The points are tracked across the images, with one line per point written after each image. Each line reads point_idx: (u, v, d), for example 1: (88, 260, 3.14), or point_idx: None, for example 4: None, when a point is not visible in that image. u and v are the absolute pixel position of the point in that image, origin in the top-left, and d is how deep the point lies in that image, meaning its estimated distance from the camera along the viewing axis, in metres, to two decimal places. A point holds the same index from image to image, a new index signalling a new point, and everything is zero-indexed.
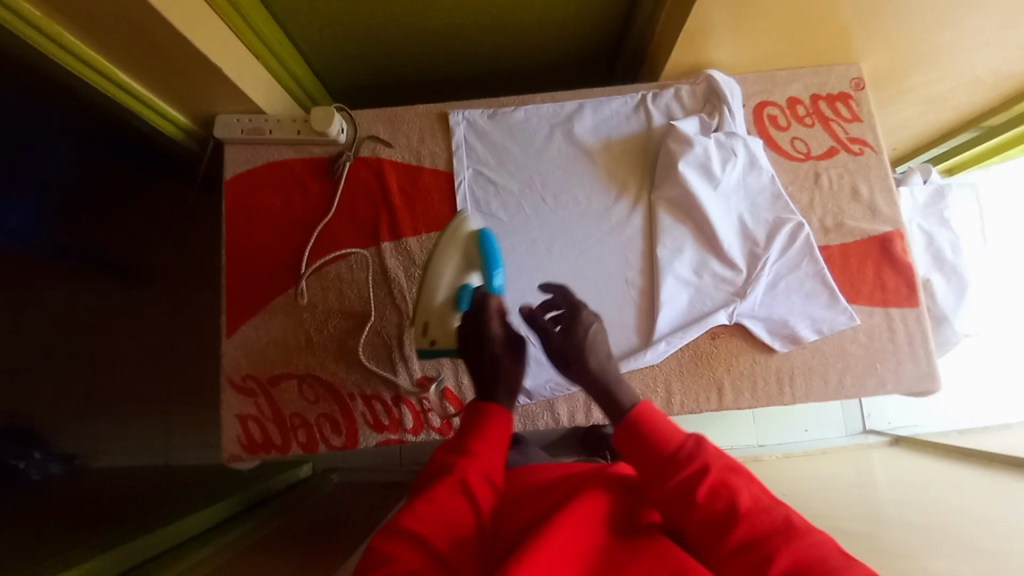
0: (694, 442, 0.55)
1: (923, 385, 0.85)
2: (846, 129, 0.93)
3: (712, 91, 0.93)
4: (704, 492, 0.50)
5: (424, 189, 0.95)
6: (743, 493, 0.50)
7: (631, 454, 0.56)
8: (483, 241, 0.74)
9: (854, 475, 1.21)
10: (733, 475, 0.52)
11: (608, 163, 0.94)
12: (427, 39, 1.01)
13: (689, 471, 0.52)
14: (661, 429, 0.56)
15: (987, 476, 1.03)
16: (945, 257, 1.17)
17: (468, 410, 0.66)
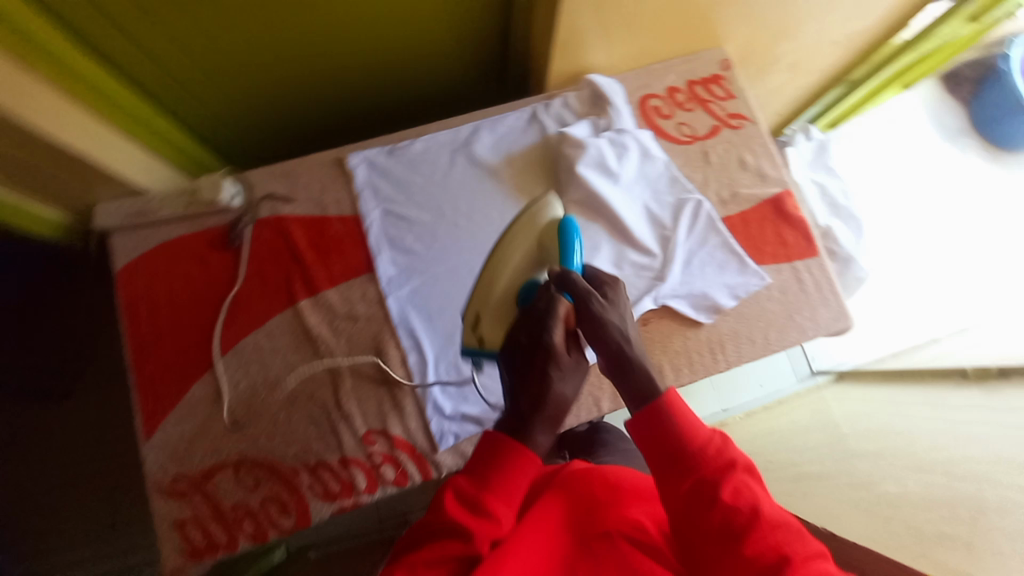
0: (721, 442, 0.59)
1: (838, 323, 0.90)
2: (723, 108, 1.00)
3: (597, 93, 0.96)
4: (728, 493, 0.55)
5: (334, 238, 0.92)
6: (760, 501, 0.55)
7: (656, 442, 0.60)
8: (562, 230, 0.70)
9: (812, 421, 1.29)
10: (751, 480, 0.57)
11: (513, 178, 0.95)
12: (310, 87, 0.99)
13: (713, 469, 0.57)
14: (693, 425, 0.60)
15: (925, 400, 1.12)
16: (838, 203, 1.28)
17: (494, 447, 0.61)
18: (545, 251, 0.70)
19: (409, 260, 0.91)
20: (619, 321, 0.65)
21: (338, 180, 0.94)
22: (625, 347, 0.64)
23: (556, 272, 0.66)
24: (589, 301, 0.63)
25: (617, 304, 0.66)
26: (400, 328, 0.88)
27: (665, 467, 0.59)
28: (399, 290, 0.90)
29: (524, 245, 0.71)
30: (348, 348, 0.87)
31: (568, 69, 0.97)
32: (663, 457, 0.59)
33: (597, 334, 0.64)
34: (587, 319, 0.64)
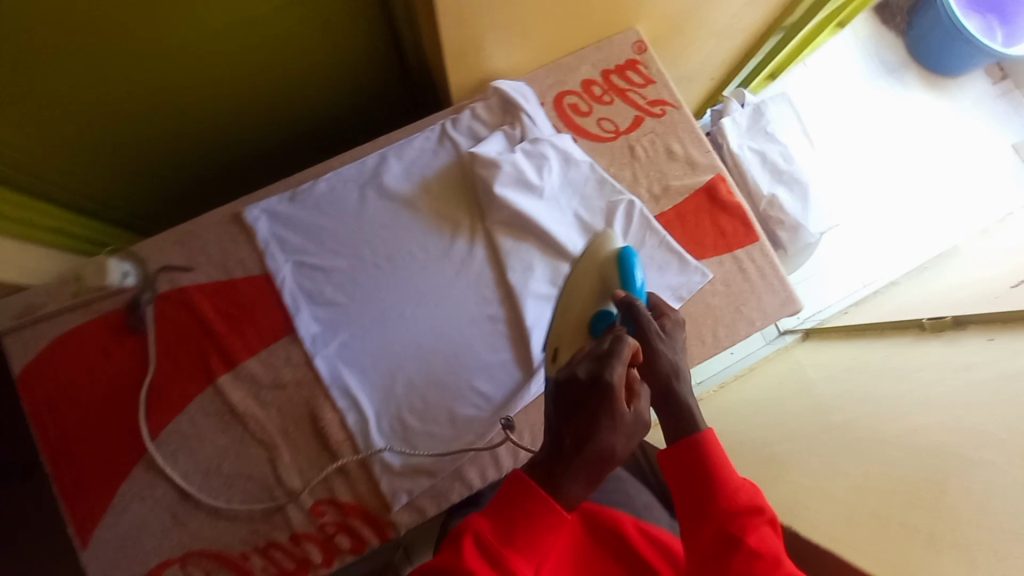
0: (751, 491, 0.58)
1: (786, 310, 0.88)
2: (643, 96, 0.94)
3: (507, 100, 0.89)
4: (751, 540, 0.55)
5: (245, 302, 0.85)
6: (783, 557, 0.55)
7: (687, 479, 0.60)
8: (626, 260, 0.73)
9: (783, 380, 1.27)
10: (773, 533, 0.56)
11: (431, 205, 0.88)
12: (178, 127, 0.96)
13: (739, 515, 0.57)
14: (724, 469, 0.60)
15: (889, 351, 1.11)
16: (780, 168, 1.23)
17: (527, 500, 0.56)
18: (606, 276, 0.74)
19: (332, 313, 0.84)
20: (673, 354, 0.67)
21: (239, 237, 0.87)
22: (673, 377, 0.64)
23: (624, 298, 0.69)
24: (649, 322, 0.66)
25: (676, 337, 0.67)
26: (333, 389, 0.82)
27: (693, 503, 0.59)
28: (326, 348, 0.83)
29: (588, 267, 0.76)
30: (279, 419, 0.82)
31: (471, 78, 0.90)
32: (692, 493, 0.60)
33: (651, 357, 0.65)
34: (643, 340, 0.66)
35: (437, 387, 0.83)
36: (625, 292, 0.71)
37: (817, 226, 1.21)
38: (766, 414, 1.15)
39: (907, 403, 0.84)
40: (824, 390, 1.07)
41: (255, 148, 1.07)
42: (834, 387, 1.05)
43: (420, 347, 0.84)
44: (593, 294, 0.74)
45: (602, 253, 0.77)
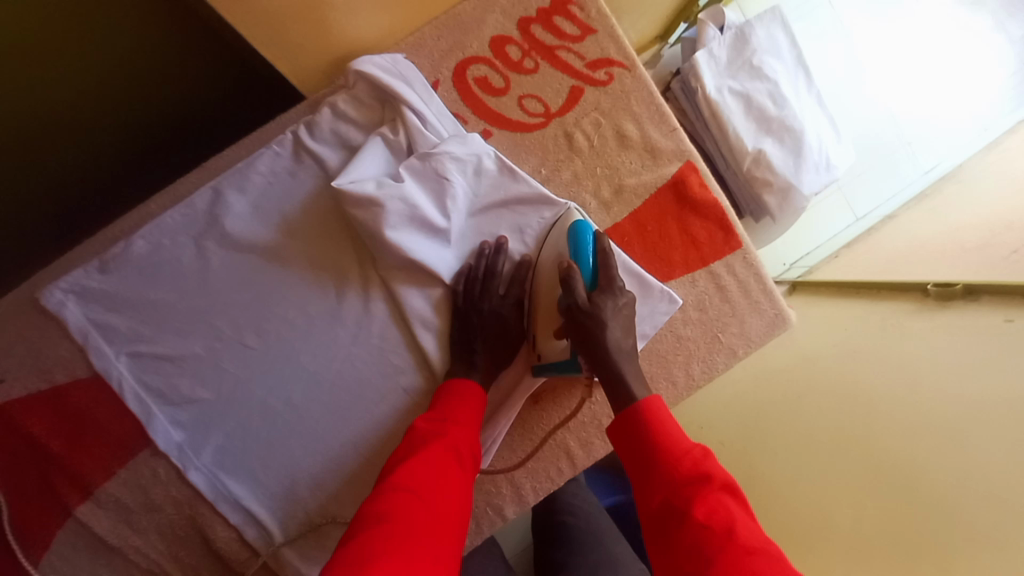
0: (701, 454, 0.47)
1: (774, 333, 0.71)
2: (580, 54, 0.69)
3: (379, 87, 0.63)
4: (696, 511, 0.43)
5: (85, 409, 0.63)
6: (737, 523, 0.42)
7: (631, 450, 0.51)
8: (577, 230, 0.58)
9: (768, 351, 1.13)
10: (730, 498, 0.44)
11: (303, 252, 0.65)
12: None
13: (684, 483, 0.46)
14: (671, 434, 0.50)
15: (887, 314, 0.95)
16: (768, 114, 0.95)
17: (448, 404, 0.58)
18: (558, 249, 0.60)
19: (197, 413, 0.64)
20: (614, 329, 0.55)
21: (51, 328, 0.64)
22: (611, 356, 0.55)
23: (560, 269, 0.56)
24: (578, 296, 0.54)
25: (612, 309, 0.55)
26: (220, 504, 0.64)
27: (639, 478, 0.49)
28: (200, 457, 0.64)
29: (550, 247, 0.61)
30: (169, 545, 0.65)
31: (328, 53, 0.63)
32: (635, 469, 0.50)
33: (581, 332, 0.55)
34: (575, 318, 0.55)
35: (352, 485, 0.65)
36: (572, 262, 0.56)
37: (809, 186, 0.96)
38: (750, 404, 1.03)
39: (910, 419, 0.73)
40: (810, 380, 0.95)
41: (72, 159, 0.81)
42: (821, 378, 0.93)
43: (321, 440, 0.65)
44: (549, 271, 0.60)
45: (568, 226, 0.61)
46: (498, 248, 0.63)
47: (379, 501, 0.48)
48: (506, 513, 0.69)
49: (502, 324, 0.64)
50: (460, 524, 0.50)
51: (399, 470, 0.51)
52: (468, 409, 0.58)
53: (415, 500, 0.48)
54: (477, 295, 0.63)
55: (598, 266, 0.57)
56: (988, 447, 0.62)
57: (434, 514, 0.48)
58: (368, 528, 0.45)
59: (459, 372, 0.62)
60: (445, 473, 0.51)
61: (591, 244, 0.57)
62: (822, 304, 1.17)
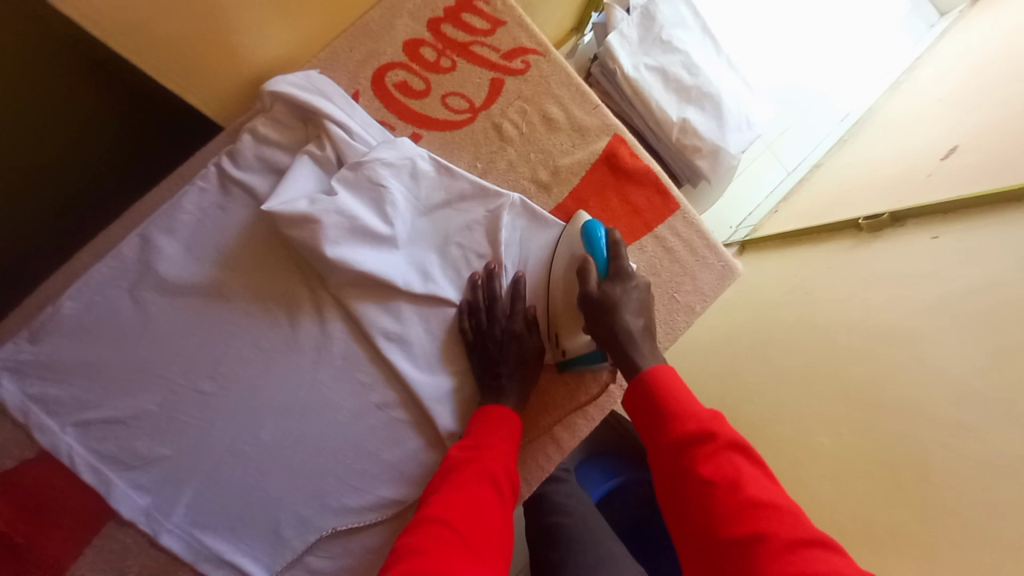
0: (708, 417, 0.49)
1: (725, 283, 0.74)
2: (493, 47, 0.70)
3: (298, 106, 0.62)
4: (704, 470, 0.46)
5: (35, 490, 0.58)
6: (747, 479, 0.44)
7: (641, 415, 0.53)
8: (589, 230, 0.62)
9: (732, 311, 1.15)
10: (739, 456, 0.46)
11: (247, 285, 0.63)
12: None
13: (689, 440, 0.48)
14: (680, 399, 0.52)
15: (830, 255, 1.00)
16: (685, 84, 0.99)
17: (478, 428, 0.59)
18: (571, 248, 0.64)
19: (160, 472, 0.60)
20: (629, 315, 0.58)
21: None
22: (624, 341, 0.57)
23: (577, 263, 0.61)
24: (588, 285, 0.59)
25: (621, 292, 0.59)
26: (202, 562, 0.60)
27: (647, 434, 0.52)
28: (171, 517, 0.60)
29: (564, 245, 0.65)
30: None
31: (237, 76, 0.63)
32: (643, 428, 0.53)
33: (601, 322, 0.58)
34: (587, 305, 0.59)
35: (341, 515, 0.62)
36: (587, 256, 0.61)
37: (736, 145, 1.01)
38: (723, 364, 1.05)
39: (873, 346, 0.76)
40: (772, 327, 0.99)
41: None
42: (781, 324, 0.97)
43: (300, 476, 0.62)
44: (564, 269, 0.64)
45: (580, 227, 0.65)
46: (490, 275, 0.65)
47: (414, 534, 0.48)
48: None
49: (517, 345, 0.64)
50: (501, 551, 0.50)
51: (433, 501, 0.51)
52: (504, 428, 0.59)
53: (452, 531, 0.48)
54: (485, 326, 0.64)
55: (611, 256, 0.61)
56: (939, 352, 0.66)
57: (474, 549, 0.48)
58: (404, 560, 0.45)
59: (490, 401, 0.62)
60: (480, 498, 0.52)
61: (603, 239, 0.61)
62: (768, 255, 1.22)
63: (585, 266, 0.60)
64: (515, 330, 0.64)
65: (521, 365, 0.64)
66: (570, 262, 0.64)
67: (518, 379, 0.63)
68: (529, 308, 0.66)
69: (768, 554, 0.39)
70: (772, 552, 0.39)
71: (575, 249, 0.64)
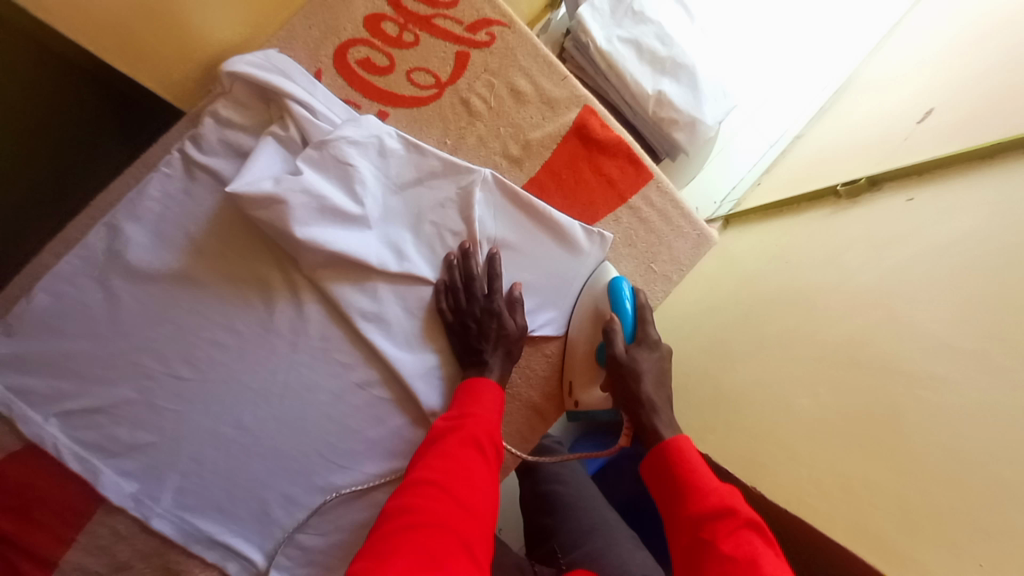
0: (728, 492, 0.51)
1: (701, 252, 0.75)
2: (457, 18, 0.69)
3: (259, 86, 0.61)
4: (725, 547, 0.46)
5: (22, 484, 0.59)
6: (764, 559, 0.45)
7: (664, 484, 0.56)
8: (617, 290, 0.67)
9: (714, 283, 1.16)
10: (757, 536, 0.47)
11: (220, 270, 0.63)
12: None
13: (711, 514, 0.49)
14: (698, 471, 0.53)
15: (810, 223, 1.01)
16: (660, 55, 0.97)
17: (462, 397, 0.60)
18: (596, 303, 0.69)
19: (146, 459, 0.61)
20: (649, 384, 0.63)
21: None
22: (645, 405, 0.61)
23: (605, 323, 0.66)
24: (616, 346, 0.64)
25: (647, 360, 0.63)
26: (193, 544, 0.61)
27: (668, 509, 0.54)
28: (160, 503, 0.61)
29: (590, 304, 0.70)
30: None
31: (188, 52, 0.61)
32: (665, 501, 0.55)
33: (625, 388, 0.63)
34: (614, 366, 0.64)
35: (328, 494, 0.63)
36: (614, 315, 0.66)
37: (713, 116, 1.00)
38: (705, 335, 1.06)
39: (849, 309, 0.77)
40: (752, 298, 1.00)
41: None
42: (761, 293, 0.98)
43: (285, 456, 0.63)
44: (588, 324, 0.69)
45: (604, 284, 0.70)
46: (465, 254, 0.65)
47: (403, 495, 0.49)
48: None
49: (500, 324, 0.64)
50: (490, 509, 0.51)
51: (421, 465, 0.53)
52: (485, 396, 0.60)
53: (440, 493, 0.49)
54: (465, 306, 0.65)
55: (636, 321, 0.66)
56: (911, 311, 0.68)
57: (464, 508, 0.49)
58: (393, 520, 0.47)
59: (472, 375, 0.64)
60: (465, 461, 0.53)
61: (631, 305, 0.67)
62: (750, 228, 1.22)
63: (612, 327, 0.65)
64: (501, 309, 0.65)
65: (503, 344, 0.65)
66: (596, 320, 0.69)
67: (500, 355, 0.65)
68: (517, 291, 0.67)
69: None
70: None
71: (601, 310, 0.69)
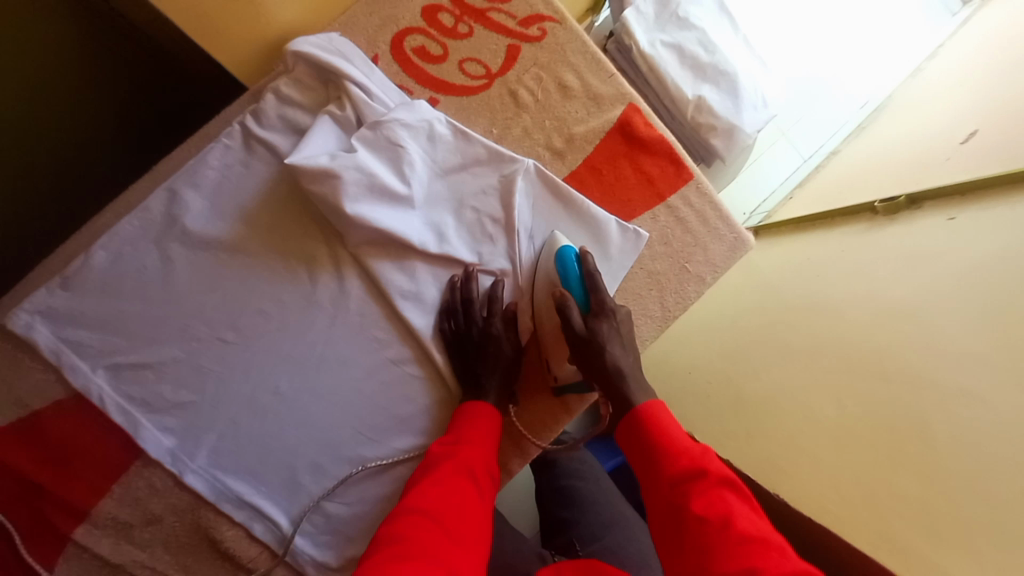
0: (700, 452, 0.50)
1: (735, 256, 0.75)
2: (511, 14, 0.72)
3: (320, 67, 0.65)
4: (697, 507, 0.45)
5: (66, 433, 0.61)
6: (738, 515, 0.44)
7: (638, 451, 0.54)
8: (564, 259, 0.63)
9: (739, 292, 1.15)
10: (730, 493, 0.46)
11: (269, 240, 0.66)
12: None
13: (683, 477, 0.48)
14: (671, 436, 0.53)
15: (844, 236, 0.99)
16: (702, 61, 0.98)
17: (457, 426, 0.61)
18: (546, 275, 0.66)
19: (186, 417, 0.63)
20: (615, 348, 0.61)
21: (18, 353, 0.62)
22: (614, 375, 0.59)
23: (554, 298, 0.63)
24: (574, 323, 0.60)
25: (607, 329, 0.61)
26: (223, 504, 0.63)
27: (643, 476, 0.52)
28: (195, 460, 0.63)
29: (543, 276, 0.66)
30: (173, 554, 0.63)
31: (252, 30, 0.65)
32: (640, 465, 0.53)
33: (592, 362, 0.60)
34: (575, 342, 0.61)
35: (356, 466, 0.65)
36: (564, 290, 0.63)
37: (752, 124, 1.00)
38: (728, 342, 1.05)
39: (883, 322, 0.76)
40: (779, 309, 0.98)
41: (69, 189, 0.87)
42: (789, 303, 0.96)
43: (317, 424, 0.65)
44: (546, 298, 0.66)
45: (554, 251, 0.66)
46: (468, 277, 0.66)
47: (394, 523, 0.50)
48: (511, 467, 0.70)
49: (497, 351, 0.65)
50: (483, 539, 0.51)
51: (414, 493, 0.53)
52: (481, 422, 0.61)
53: (432, 523, 0.49)
54: (464, 326, 0.66)
55: (588, 288, 0.63)
56: (947, 325, 0.67)
57: (454, 537, 0.49)
58: (384, 550, 0.46)
59: (471, 398, 0.64)
60: (458, 489, 0.53)
61: (577, 268, 0.63)
62: (780, 240, 1.20)
63: (565, 302, 0.61)
64: (495, 331, 0.65)
65: (500, 365, 0.65)
66: (549, 295, 0.65)
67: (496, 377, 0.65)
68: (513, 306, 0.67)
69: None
70: None
71: (553, 281, 0.65)
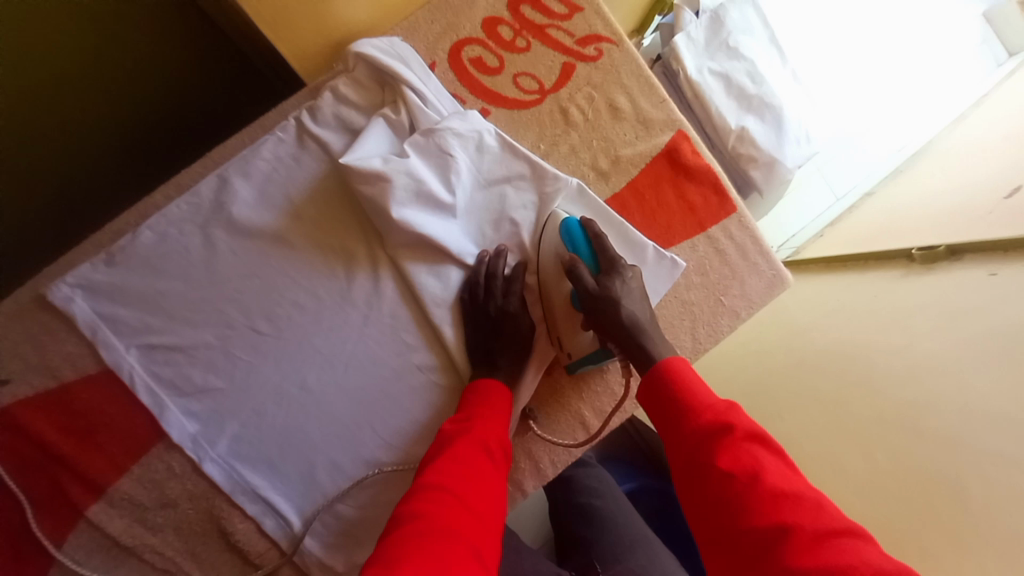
0: (725, 407, 0.50)
1: (773, 292, 0.73)
2: (569, 33, 0.73)
3: (380, 69, 0.66)
4: (723, 462, 0.46)
5: (91, 409, 0.62)
6: (765, 467, 0.45)
7: (661, 408, 0.54)
8: (569, 228, 0.64)
9: (763, 326, 1.13)
10: (758, 448, 0.46)
11: (311, 235, 0.66)
12: None
13: (708, 432, 0.49)
14: (693, 391, 0.52)
15: (877, 280, 0.97)
16: (748, 92, 0.98)
17: (469, 402, 0.60)
18: (553, 247, 0.65)
19: (211, 403, 0.63)
20: (631, 304, 0.61)
21: (57, 324, 0.62)
22: (635, 330, 0.60)
23: (564, 263, 0.62)
24: (586, 282, 0.60)
25: (621, 286, 0.61)
26: (238, 495, 0.63)
27: (666, 433, 0.53)
28: (216, 448, 0.63)
29: (548, 248, 0.66)
30: (182, 540, 0.63)
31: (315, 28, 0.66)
32: (661, 422, 0.53)
33: (613, 322, 0.60)
34: (591, 303, 0.61)
35: (373, 470, 0.64)
36: (573, 255, 0.63)
37: (793, 158, 0.99)
38: (750, 377, 1.04)
39: (914, 373, 0.74)
40: (805, 347, 0.97)
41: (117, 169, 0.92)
42: (816, 343, 0.95)
43: (338, 423, 0.64)
44: (555, 269, 0.65)
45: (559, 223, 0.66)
46: (498, 253, 0.65)
47: (414, 499, 0.48)
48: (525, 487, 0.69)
49: (514, 325, 0.65)
50: (499, 515, 0.51)
51: (432, 467, 0.52)
52: (495, 400, 0.60)
53: (451, 497, 0.48)
54: (482, 299, 0.65)
55: (595, 250, 0.63)
56: (984, 381, 0.65)
57: (476, 515, 0.48)
58: (407, 523, 0.46)
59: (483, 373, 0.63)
60: (474, 462, 0.53)
61: (581, 234, 0.64)
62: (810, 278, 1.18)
63: (579, 270, 0.61)
64: (506, 301, 0.65)
65: (512, 350, 0.65)
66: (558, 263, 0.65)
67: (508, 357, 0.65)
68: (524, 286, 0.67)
69: (793, 545, 0.39)
70: (800, 545, 0.39)
71: (563, 253, 0.64)
